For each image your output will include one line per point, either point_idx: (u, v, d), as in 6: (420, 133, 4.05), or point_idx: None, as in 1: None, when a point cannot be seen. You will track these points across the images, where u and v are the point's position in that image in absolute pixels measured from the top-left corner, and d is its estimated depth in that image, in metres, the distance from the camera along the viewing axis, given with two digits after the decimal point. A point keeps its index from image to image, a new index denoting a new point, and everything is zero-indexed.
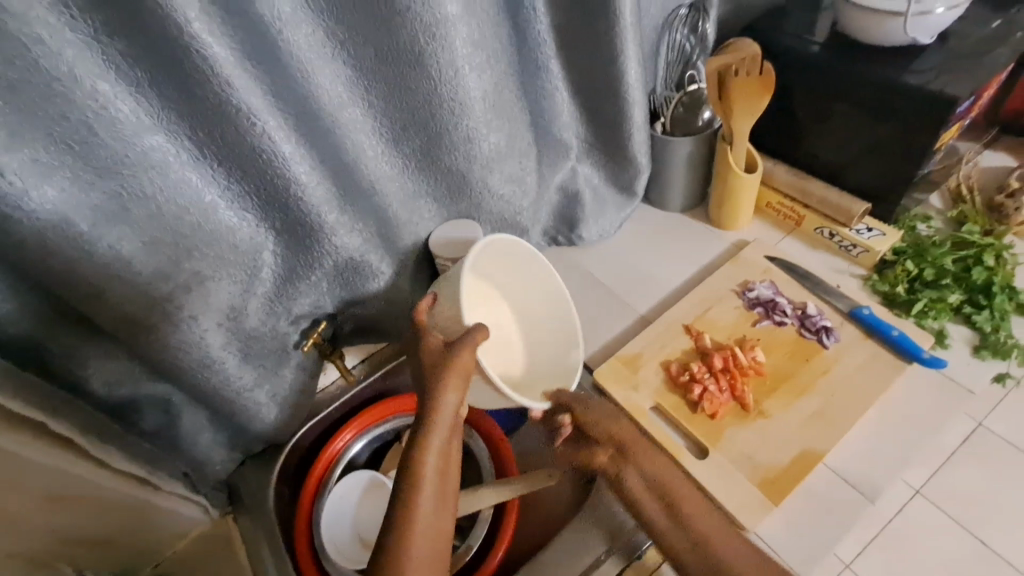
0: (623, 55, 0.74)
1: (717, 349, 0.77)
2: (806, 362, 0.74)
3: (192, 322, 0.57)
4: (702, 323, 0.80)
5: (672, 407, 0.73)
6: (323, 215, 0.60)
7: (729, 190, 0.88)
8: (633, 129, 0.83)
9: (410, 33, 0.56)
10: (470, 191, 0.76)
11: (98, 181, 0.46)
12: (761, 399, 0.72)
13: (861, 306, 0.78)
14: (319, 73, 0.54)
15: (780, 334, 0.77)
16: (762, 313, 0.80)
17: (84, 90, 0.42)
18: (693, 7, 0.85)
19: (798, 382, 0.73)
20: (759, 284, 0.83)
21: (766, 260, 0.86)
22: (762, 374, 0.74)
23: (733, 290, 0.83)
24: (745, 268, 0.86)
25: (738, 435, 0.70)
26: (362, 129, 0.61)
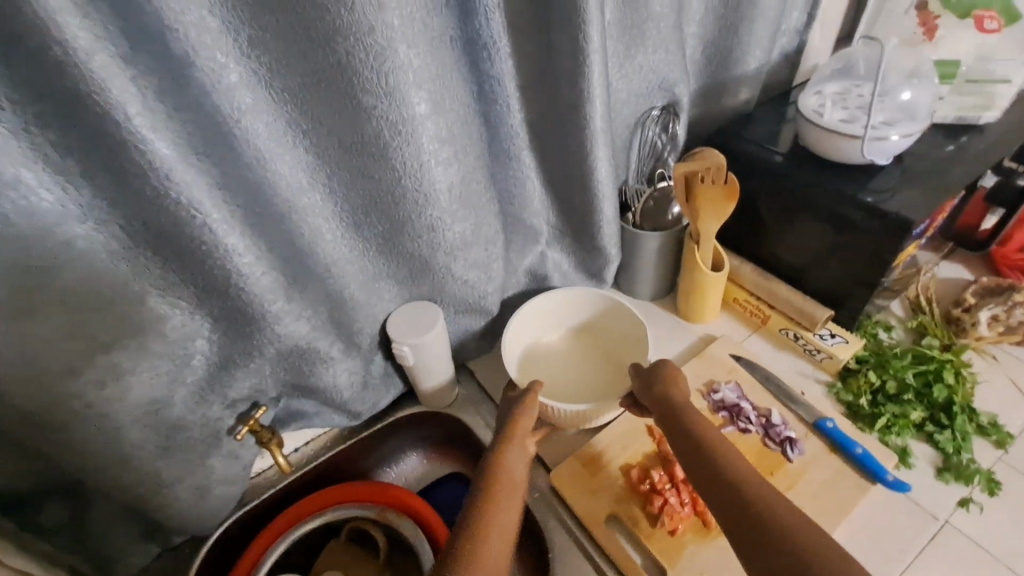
0: (594, 155, 0.74)
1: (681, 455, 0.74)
2: (771, 475, 0.71)
3: (98, 412, 0.52)
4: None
5: (630, 518, 0.70)
6: (270, 302, 0.58)
7: (696, 285, 0.88)
8: (603, 222, 0.84)
9: (375, 128, 0.55)
10: (431, 275, 0.74)
11: (10, 270, 0.43)
12: None
13: (826, 418, 0.76)
14: (277, 163, 0.53)
15: (744, 442, 0.75)
16: (726, 418, 0.78)
17: (4, 179, 0.41)
18: (665, 109, 0.87)
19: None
20: (724, 385, 0.81)
21: (732, 357, 0.85)
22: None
23: (699, 389, 0.81)
24: (711, 365, 0.84)
25: (699, 555, 0.66)
26: (322, 215, 0.60)
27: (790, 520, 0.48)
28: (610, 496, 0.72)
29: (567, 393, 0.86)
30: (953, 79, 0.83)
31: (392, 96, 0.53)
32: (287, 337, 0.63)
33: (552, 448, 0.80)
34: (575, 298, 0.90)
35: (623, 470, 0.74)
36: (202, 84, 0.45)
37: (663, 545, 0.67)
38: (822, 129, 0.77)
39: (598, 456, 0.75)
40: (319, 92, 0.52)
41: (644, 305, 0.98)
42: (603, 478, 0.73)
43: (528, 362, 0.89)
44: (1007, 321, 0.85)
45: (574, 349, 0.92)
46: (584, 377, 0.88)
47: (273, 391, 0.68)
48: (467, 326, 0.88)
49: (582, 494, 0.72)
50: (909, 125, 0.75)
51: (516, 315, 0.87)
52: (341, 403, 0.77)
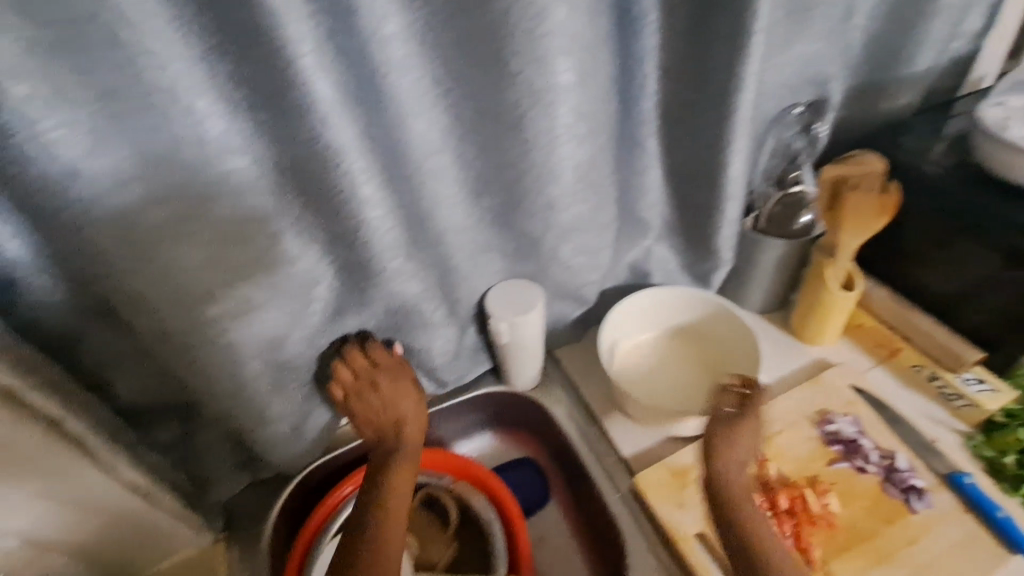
0: (731, 147, 0.68)
1: (783, 484, 0.68)
2: (889, 524, 0.64)
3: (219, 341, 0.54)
4: (768, 449, 0.71)
5: (720, 541, 0.64)
6: (388, 256, 0.59)
7: (818, 302, 0.80)
8: (724, 223, 0.77)
9: (515, 98, 0.54)
10: (538, 255, 0.72)
11: (175, 194, 0.45)
12: (831, 558, 0.62)
13: (962, 473, 0.67)
14: (415, 120, 0.52)
15: (859, 483, 0.67)
16: (840, 453, 0.70)
17: (179, 105, 0.42)
18: (811, 106, 0.79)
19: (881, 546, 0.62)
20: (840, 416, 0.73)
21: (851, 389, 0.77)
22: (834, 529, 0.64)
23: (811, 417, 0.74)
24: (827, 393, 0.76)
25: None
26: (447, 179, 0.59)
27: None
28: (698, 514, 0.67)
29: (663, 396, 0.82)
30: None
31: (539, 62, 0.51)
32: (393, 290, 0.63)
33: (637, 452, 0.77)
34: (688, 298, 0.85)
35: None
36: (364, 31, 0.45)
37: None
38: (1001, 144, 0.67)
39: (689, 469, 0.70)
40: (469, 50, 0.51)
41: (750, 317, 0.91)
42: (693, 492, 0.69)
43: (623, 357, 0.86)
44: None
45: (674, 353, 0.86)
46: (680, 384, 0.83)
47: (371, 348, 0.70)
48: (561, 313, 0.85)
49: (668, 505, 0.68)
50: None
51: (619, 304, 0.84)
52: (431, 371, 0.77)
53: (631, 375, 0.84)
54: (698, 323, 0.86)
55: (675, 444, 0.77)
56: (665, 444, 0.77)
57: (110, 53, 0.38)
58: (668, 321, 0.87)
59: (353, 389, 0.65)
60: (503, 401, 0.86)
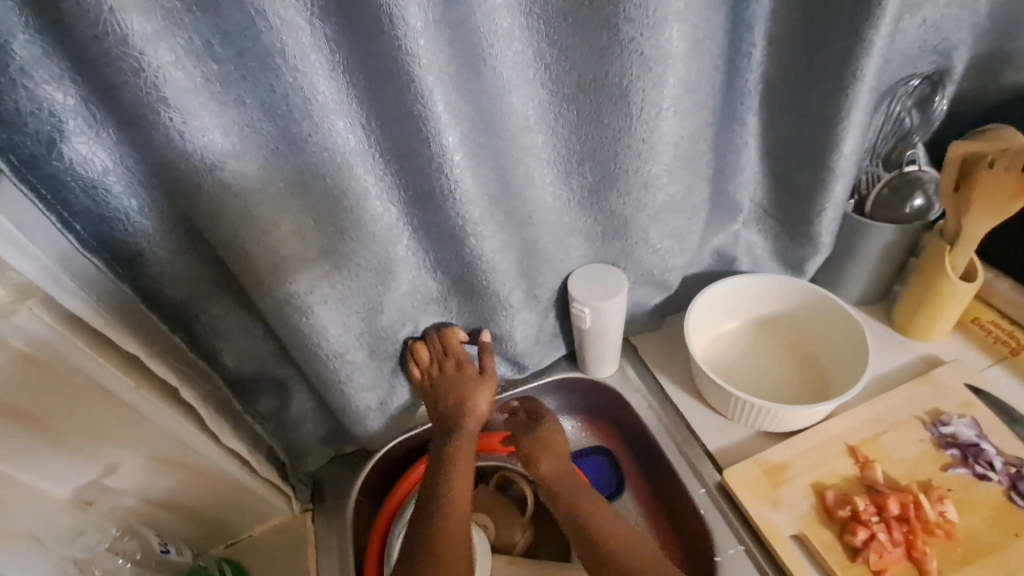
0: (845, 123, 0.63)
1: (891, 489, 0.63)
2: (1018, 538, 0.58)
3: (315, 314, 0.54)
4: (872, 449, 0.66)
5: (822, 545, 0.60)
6: (477, 233, 0.57)
7: (931, 294, 0.73)
8: (829, 207, 0.71)
9: (623, 68, 0.51)
10: (626, 237, 0.70)
11: (288, 154, 0.47)
12: (950, 570, 0.57)
13: None
14: (514, 93, 0.51)
15: (979, 491, 0.62)
16: (957, 457, 0.65)
17: (291, 65, 0.42)
18: (928, 78, 0.73)
19: (1007, 561, 0.57)
20: (955, 419, 0.67)
21: (967, 389, 0.70)
22: (952, 539, 0.59)
23: (919, 417, 0.68)
24: (939, 393, 0.70)
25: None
26: (541, 156, 0.57)
27: None
28: (795, 514, 0.63)
29: (750, 389, 0.78)
30: None
31: (652, 29, 0.49)
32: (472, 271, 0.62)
33: (722, 446, 0.74)
34: (778, 286, 0.80)
35: (814, 489, 0.64)
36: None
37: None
38: None
39: (783, 467, 0.67)
40: (577, 18, 0.48)
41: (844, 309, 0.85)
42: (788, 492, 0.65)
43: (706, 349, 0.82)
44: None
45: (758, 344, 0.82)
46: (769, 376, 0.79)
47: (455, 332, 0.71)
48: (642, 300, 0.83)
49: (762, 503, 0.64)
50: None
51: (706, 290, 0.79)
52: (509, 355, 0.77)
53: (715, 367, 0.80)
54: (788, 313, 0.81)
55: (765, 440, 0.73)
56: (754, 439, 0.74)
57: (235, 12, 0.39)
58: (753, 310, 0.82)
59: (432, 377, 0.67)
60: (578, 387, 0.85)
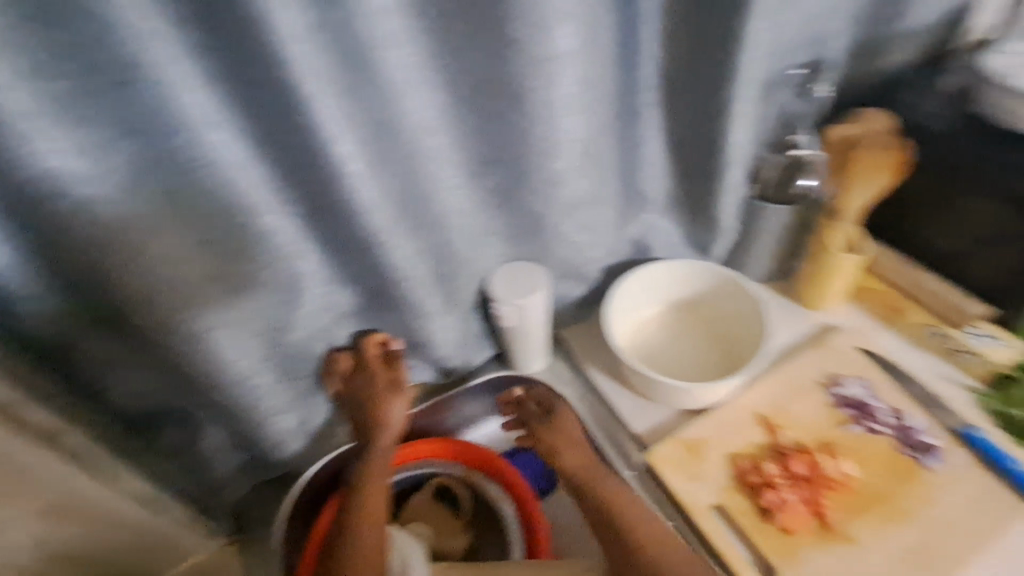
0: (734, 112, 0.66)
1: (797, 451, 0.67)
2: (904, 484, 0.64)
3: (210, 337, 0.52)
4: (780, 417, 0.71)
5: (738, 511, 0.64)
6: (385, 238, 0.56)
7: (822, 266, 0.80)
8: (726, 192, 0.76)
9: (516, 65, 0.51)
10: (540, 233, 0.70)
11: (160, 169, 0.43)
12: (848, 520, 0.62)
13: (974, 428, 0.67)
14: (410, 96, 0.49)
15: (872, 444, 0.67)
16: (852, 415, 0.70)
17: (153, 75, 0.39)
18: (813, 66, 0.77)
19: (895, 505, 0.63)
20: (849, 379, 0.73)
21: (861, 352, 0.76)
22: (850, 491, 0.64)
23: (819, 381, 0.73)
24: (836, 357, 0.75)
25: (815, 560, 0.60)
26: (447, 157, 0.55)
27: None
28: (715, 486, 0.66)
29: (672, 371, 0.81)
30: None
31: (539, 29, 0.49)
32: (383, 280, 0.61)
33: (648, 428, 0.76)
34: (689, 270, 0.83)
35: (731, 460, 0.68)
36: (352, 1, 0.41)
37: (775, 544, 0.62)
38: None
39: (702, 442, 0.70)
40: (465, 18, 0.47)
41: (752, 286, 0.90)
42: (708, 466, 0.68)
43: (628, 335, 0.85)
44: None
45: (675, 326, 0.86)
46: (686, 356, 0.83)
47: None
48: (565, 293, 0.84)
49: (684, 478, 0.67)
50: None
51: (624, 278, 0.82)
52: (434, 359, 0.76)
53: (637, 351, 0.83)
54: (699, 294, 0.85)
55: (687, 418, 0.76)
56: (677, 418, 0.77)
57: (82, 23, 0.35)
58: (669, 294, 0.86)
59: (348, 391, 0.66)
60: (509, 386, 0.85)
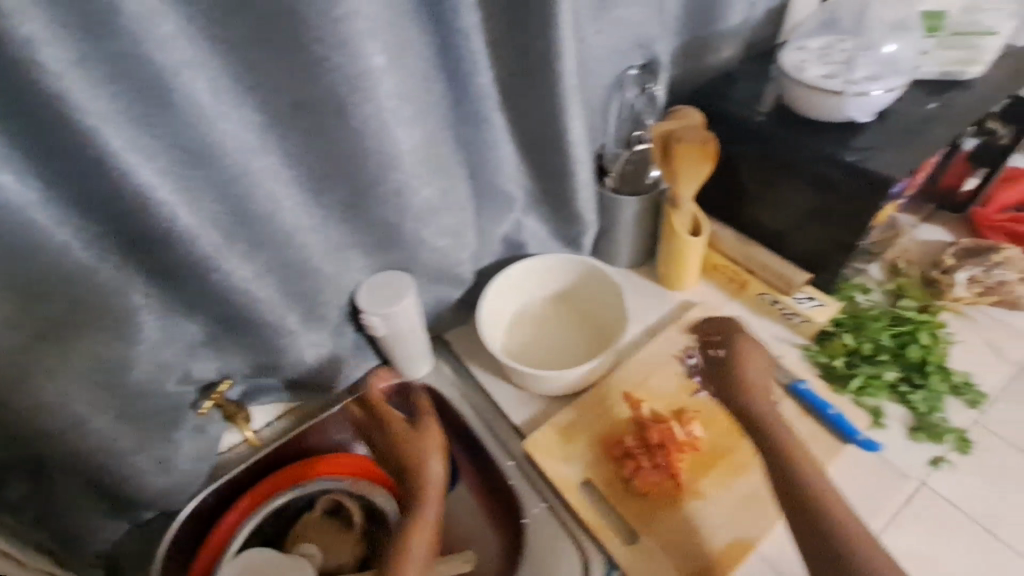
0: (566, 115, 0.70)
1: (654, 421, 0.74)
2: (744, 438, 0.71)
3: (30, 382, 0.52)
4: (641, 391, 0.77)
5: (603, 483, 0.69)
6: (220, 261, 0.56)
7: (674, 251, 0.86)
8: (579, 187, 0.81)
9: (331, 80, 0.51)
10: (401, 243, 0.72)
11: None
12: (696, 477, 0.69)
13: (799, 379, 0.75)
14: (219, 121, 0.49)
15: (719, 406, 0.75)
16: (702, 382, 0.77)
17: None
18: (645, 67, 0.83)
19: (735, 458, 0.70)
20: (699, 351, 0.80)
21: (710, 323, 0.84)
22: (698, 451, 0.71)
23: (675, 355, 0.81)
24: (688, 331, 0.83)
25: (669, 517, 0.66)
26: (276, 178, 0.56)
27: (862, 543, 0.54)
28: (583, 463, 0.71)
29: (549, 360, 0.86)
30: (937, 32, 0.76)
31: (345, 46, 0.49)
32: (228, 305, 0.61)
33: (526, 417, 0.81)
34: (556, 263, 0.88)
35: (597, 436, 0.73)
36: (132, 37, 0.42)
37: (634, 509, 0.67)
38: (800, 85, 0.73)
39: (572, 424, 0.75)
40: (265, 44, 0.48)
41: (621, 272, 0.97)
42: (577, 445, 0.73)
43: (506, 330, 0.88)
44: (986, 281, 0.81)
45: (551, 317, 0.90)
46: (560, 344, 0.87)
47: (243, 369, 0.70)
48: (442, 297, 0.86)
49: (555, 460, 0.72)
50: (893, 77, 0.70)
51: (496, 278, 0.85)
52: (309, 376, 0.76)
53: (516, 345, 0.87)
54: (569, 284, 0.90)
55: (562, 403, 0.81)
56: (553, 404, 0.81)
57: None
58: (542, 288, 0.90)
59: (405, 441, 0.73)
60: (398, 392, 0.87)
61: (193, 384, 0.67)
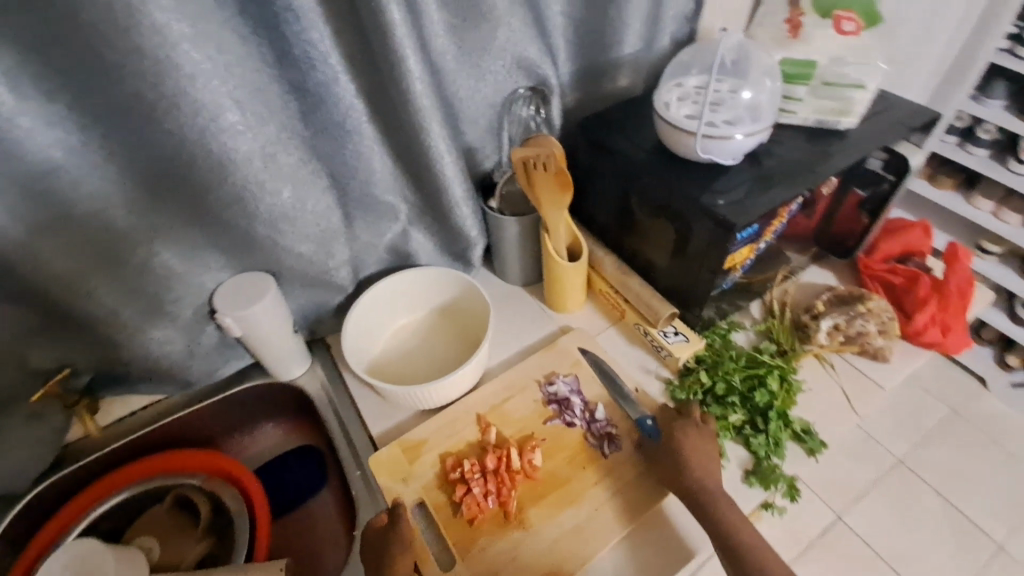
0: (427, 133, 0.71)
1: (497, 446, 0.74)
2: (583, 470, 0.73)
3: None
4: (494, 415, 0.77)
5: (434, 506, 0.70)
6: (32, 251, 0.57)
7: (554, 276, 0.86)
8: (456, 204, 0.82)
9: (137, 86, 0.51)
10: (259, 247, 0.72)
11: None
12: (526, 506, 0.70)
13: (646, 417, 0.75)
14: (21, 119, 0.50)
15: (567, 436, 0.76)
16: (556, 410, 0.78)
17: None
18: (534, 89, 0.83)
19: (569, 490, 0.71)
20: (562, 377, 0.81)
21: (580, 349, 0.84)
22: (534, 480, 0.72)
23: (537, 380, 0.81)
24: (558, 356, 0.83)
25: (489, 547, 0.67)
26: (94, 177, 0.57)
27: None
28: (420, 483, 0.72)
29: (420, 372, 0.86)
30: (808, 79, 0.76)
31: (151, 55, 0.49)
32: (53, 295, 0.62)
33: (384, 428, 0.81)
34: (438, 278, 0.89)
35: (440, 459, 0.74)
36: None
37: (458, 534, 0.68)
38: (665, 124, 0.73)
39: (420, 443, 0.75)
40: (66, 48, 0.48)
41: (514, 288, 0.98)
42: (418, 466, 0.73)
43: (383, 339, 0.89)
44: (847, 330, 0.83)
45: (430, 329, 0.91)
46: (434, 356, 0.88)
47: (86, 360, 0.70)
48: (320, 301, 0.86)
49: (393, 479, 0.72)
50: (753, 124, 0.71)
51: (370, 289, 0.85)
52: (163, 372, 0.76)
53: (390, 355, 0.88)
54: (449, 298, 0.91)
55: (422, 417, 0.82)
56: (412, 417, 0.82)
57: None
58: (424, 300, 0.91)
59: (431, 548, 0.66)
60: (269, 392, 0.87)
61: (29, 372, 0.67)
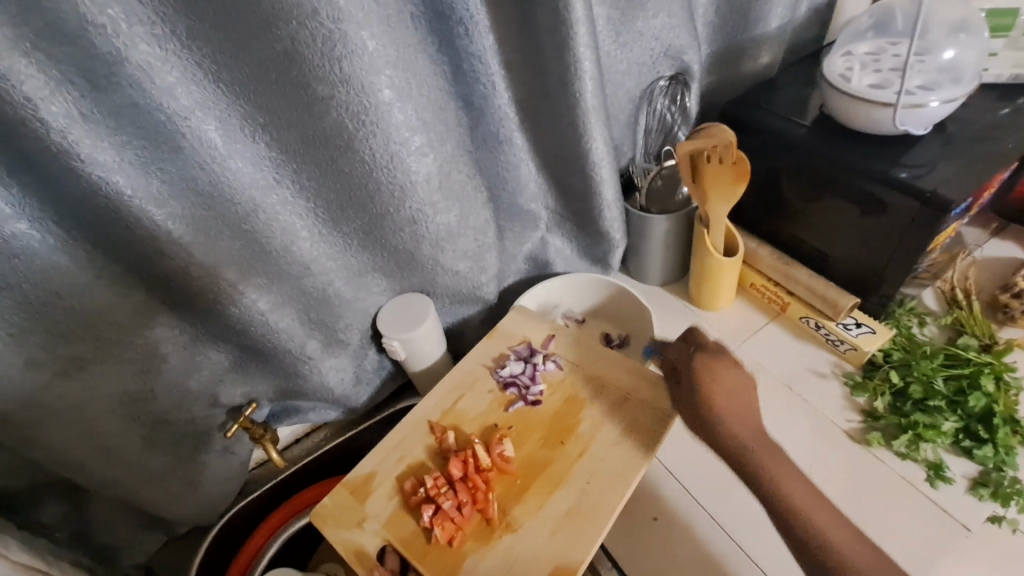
0: (589, 134, 0.67)
1: (460, 451, 0.63)
2: (561, 445, 0.63)
3: (67, 409, 0.55)
4: (449, 418, 0.66)
5: (403, 541, 0.58)
6: (240, 293, 0.57)
7: (709, 272, 0.81)
8: (605, 206, 0.77)
9: (337, 118, 0.51)
10: (418, 267, 0.70)
11: None
12: (509, 506, 0.59)
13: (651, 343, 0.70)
14: (230, 161, 0.50)
15: (534, 416, 0.66)
16: (516, 393, 0.68)
17: None
18: (676, 78, 0.77)
19: (554, 473, 0.61)
20: (514, 358, 0.70)
21: (527, 326, 0.74)
22: (511, 475, 0.61)
23: (486, 367, 0.71)
24: (503, 340, 0.73)
25: (479, 566, 0.56)
26: (290, 211, 0.56)
27: None
28: (380, 523, 0.60)
29: None
30: (1009, 31, 0.71)
31: (349, 83, 0.49)
32: (242, 336, 0.62)
33: None
34: (591, 285, 0.83)
35: (396, 484, 0.62)
36: (133, 87, 0.42)
37: (438, 561, 0.57)
38: (844, 96, 0.66)
39: (368, 478, 0.63)
40: (278, 88, 0.48)
41: (657, 289, 0.93)
42: (373, 503, 0.61)
43: None
44: None
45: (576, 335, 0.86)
46: None
47: (268, 394, 0.70)
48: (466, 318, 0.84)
49: (344, 526, 0.60)
50: (952, 88, 0.63)
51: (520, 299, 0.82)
52: (334, 399, 0.75)
53: None
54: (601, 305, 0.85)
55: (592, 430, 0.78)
56: None
57: None
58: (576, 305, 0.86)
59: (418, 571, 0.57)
60: None
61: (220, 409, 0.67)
